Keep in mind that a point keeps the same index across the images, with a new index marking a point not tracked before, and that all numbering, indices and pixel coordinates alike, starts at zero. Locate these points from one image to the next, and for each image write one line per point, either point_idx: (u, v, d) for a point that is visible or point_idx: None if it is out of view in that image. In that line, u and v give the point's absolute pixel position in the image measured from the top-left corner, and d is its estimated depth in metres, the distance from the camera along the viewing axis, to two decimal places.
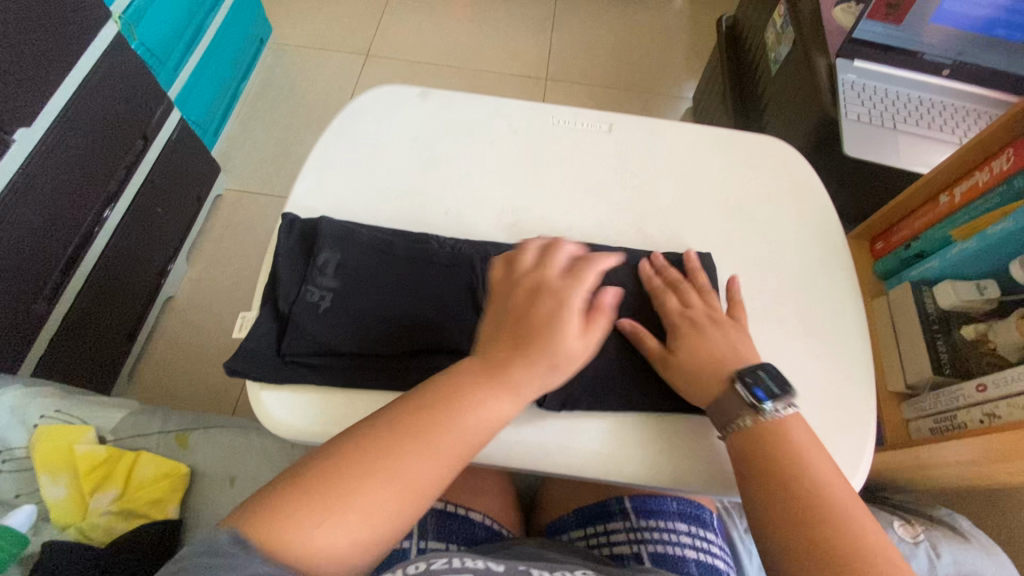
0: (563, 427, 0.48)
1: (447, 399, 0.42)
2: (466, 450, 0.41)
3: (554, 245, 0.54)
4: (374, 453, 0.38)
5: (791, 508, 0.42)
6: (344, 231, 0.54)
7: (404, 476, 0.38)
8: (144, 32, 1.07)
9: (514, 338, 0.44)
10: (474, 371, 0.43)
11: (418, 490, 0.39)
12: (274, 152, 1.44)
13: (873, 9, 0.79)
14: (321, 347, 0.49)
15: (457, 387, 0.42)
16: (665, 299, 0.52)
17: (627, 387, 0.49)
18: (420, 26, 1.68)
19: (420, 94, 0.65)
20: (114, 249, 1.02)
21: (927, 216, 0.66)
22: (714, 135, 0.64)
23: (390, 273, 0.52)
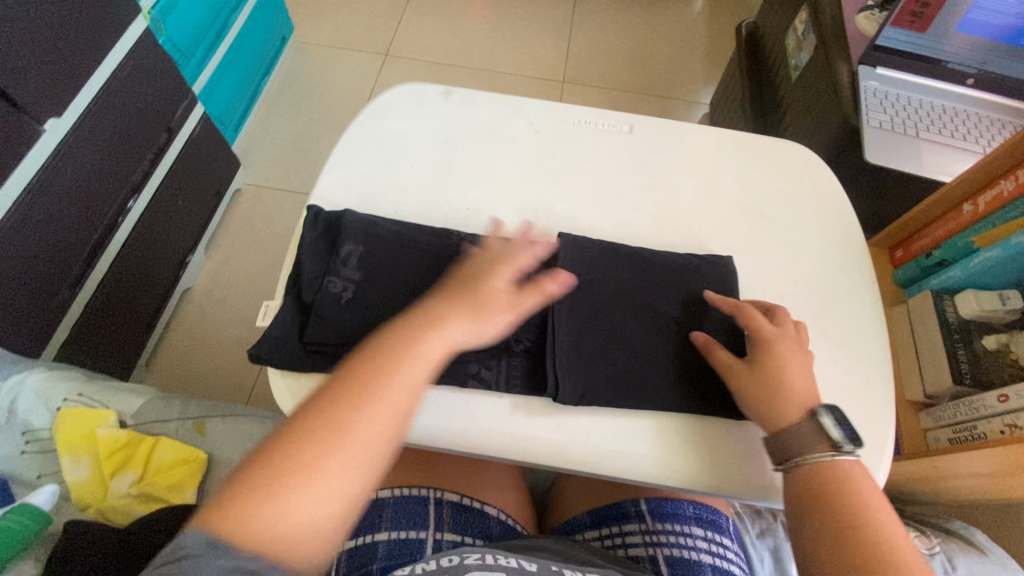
0: (579, 424, 0.49)
1: (386, 356, 0.40)
2: (412, 402, 0.39)
3: (577, 241, 0.54)
4: (327, 417, 0.36)
5: (823, 519, 0.41)
6: (367, 224, 0.54)
7: (355, 429, 0.36)
8: (171, 27, 1.09)
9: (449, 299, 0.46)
10: (406, 324, 0.43)
11: (382, 442, 0.37)
12: (292, 148, 1.46)
13: (897, 17, 0.79)
14: (344, 336, 0.49)
15: (390, 343, 0.41)
16: (753, 312, 0.50)
17: (649, 386, 0.49)
18: (439, 27, 1.69)
19: (443, 92, 0.65)
20: (136, 239, 1.04)
21: (949, 224, 0.65)
22: (735, 138, 0.64)
23: (411, 266, 0.53)
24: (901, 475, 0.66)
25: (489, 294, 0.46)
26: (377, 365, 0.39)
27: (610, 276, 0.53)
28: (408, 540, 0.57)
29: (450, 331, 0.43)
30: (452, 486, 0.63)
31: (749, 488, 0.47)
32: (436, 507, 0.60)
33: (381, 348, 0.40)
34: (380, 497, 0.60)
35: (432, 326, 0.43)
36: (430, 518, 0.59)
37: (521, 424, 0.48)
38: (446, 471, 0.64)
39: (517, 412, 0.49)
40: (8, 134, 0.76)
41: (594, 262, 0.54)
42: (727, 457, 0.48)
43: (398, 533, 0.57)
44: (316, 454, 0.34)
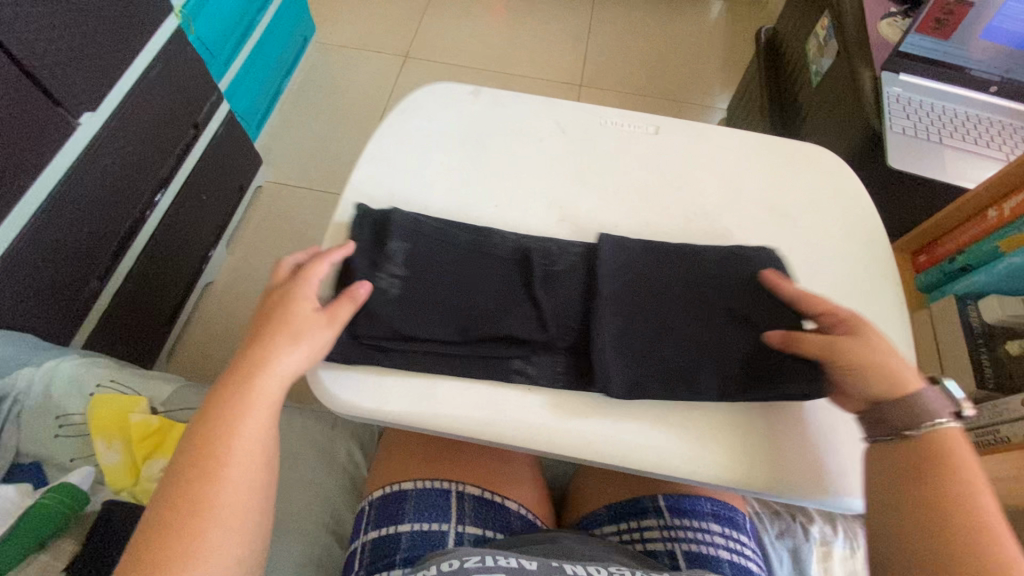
0: (606, 418, 0.49)
1: (228, 406, 0.42)
2: (263, 438, 0.43)
3: (619, 240, 0.55)
4: (188, 477, 0.39)
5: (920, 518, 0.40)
6: (415, 222, 0.55)
7: (224, 479, 0.40)
8: (201, 26, 1.11)
9: (255, 338, 0.47)
10: (232, 375, 0.44)
11: (254, 479, 0.41)
12: (313, 146, 1.48)
13: (921, 24, 0.79)
14: (393, 330, 0.50)
15: (228, 391, 0.43)
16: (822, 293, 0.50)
17: (702, 376, 0.49)
18: (458, 30, 1.71)
19: (472, 91, 0.67)
20: (161, 233, 1.06)
21: (974, 230, 0.65)
22: (760, 141, 0.65)
23: (456, 264, 0.54)
24: None
25: (298, 320, 0.47)
26: (218, 417, 0.42)
27: (637, 273, 0.54)
28: (430, 532, 0.56)
29: (278, 366, 0.45)
30: (475, 479, 0.62)
31: (777, 484, 0.47)
32: (457, 499, 0.60)
33: (224, 400, 0.43)
34: (402, 489, 0.60)
35: (248, 369, 0.44)
36: (451, 510, 0.59)
37: (551, 416, 0.49)
38: (468, 459, 0.64)
39: (542, 404, 0.50)
40: (46, 126, 0.78)
41: (621, 259, 0.54)
42: (755, 452, 0.48)
43: (421, 525, 0.57)
44: (195, 508, 0.38)
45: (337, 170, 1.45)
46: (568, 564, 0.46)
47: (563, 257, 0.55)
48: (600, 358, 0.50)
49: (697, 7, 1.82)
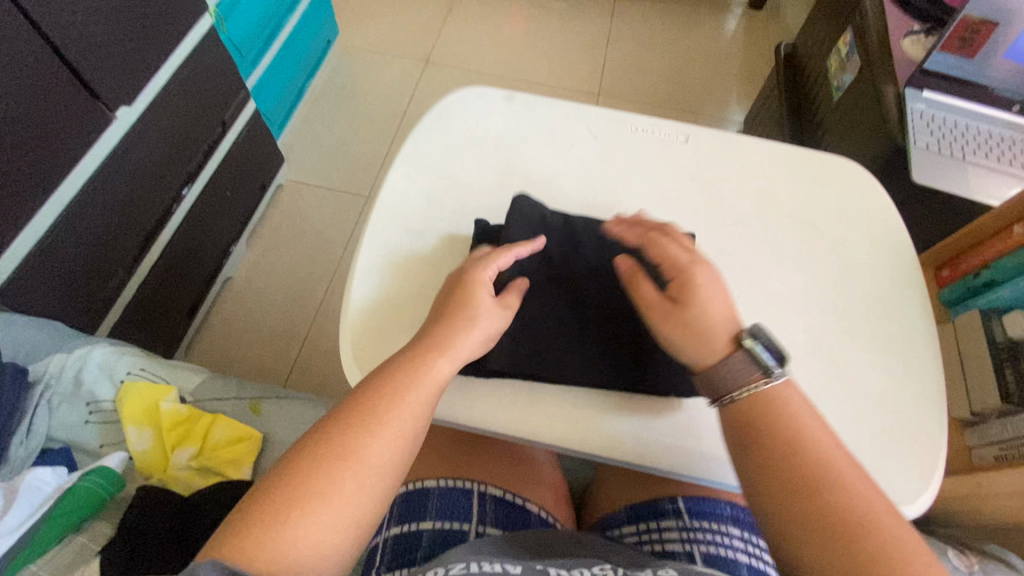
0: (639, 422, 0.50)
1: (403, 372, 0.44)
2: (415, 422, 0.43)
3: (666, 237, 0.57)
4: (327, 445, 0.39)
5: None
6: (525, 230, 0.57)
7: (356, 458, 0.39)
8: (232, 25, 1.13)
9: (442, 313, 0.48)
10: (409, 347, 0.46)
11: (395, 456, 0.41)
12: (334, 147, 1.50)
13: (946, 42, 0.81)
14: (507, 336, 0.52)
15: (392, 372, 0.44)
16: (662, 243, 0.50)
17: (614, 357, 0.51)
18: (479, 37, 1.74)
19: (505, 96, 0.68)
20: (186, 227, 1.08)
21: (997, 246, 0.65)
22: (789, 151, 0.65)
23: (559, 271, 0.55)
24: (944, 492, 0.67)
25: (480, 304, 0.48)
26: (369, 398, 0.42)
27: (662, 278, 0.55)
28: (450, 530, 0.56)
29: (460, 345, 0.46)
30: (497, 480, 0.62)
31: None
32: (479, 499, 0.60)
33: (381, 378, 0.43)
34: (425, 486, 0.60)
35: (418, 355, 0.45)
36: (472, 509, 0.59)
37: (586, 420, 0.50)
38: (491, 461, 0.64)
39: (566, 403, 0.51)
40: (85, 118, 0.80)
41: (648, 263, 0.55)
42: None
43: (443, 523, 0.57)
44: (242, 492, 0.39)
45: (357, 171, 1.46)
46: (552, 566, 0.45)
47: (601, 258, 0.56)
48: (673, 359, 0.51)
49: (716, 21, 1.84)
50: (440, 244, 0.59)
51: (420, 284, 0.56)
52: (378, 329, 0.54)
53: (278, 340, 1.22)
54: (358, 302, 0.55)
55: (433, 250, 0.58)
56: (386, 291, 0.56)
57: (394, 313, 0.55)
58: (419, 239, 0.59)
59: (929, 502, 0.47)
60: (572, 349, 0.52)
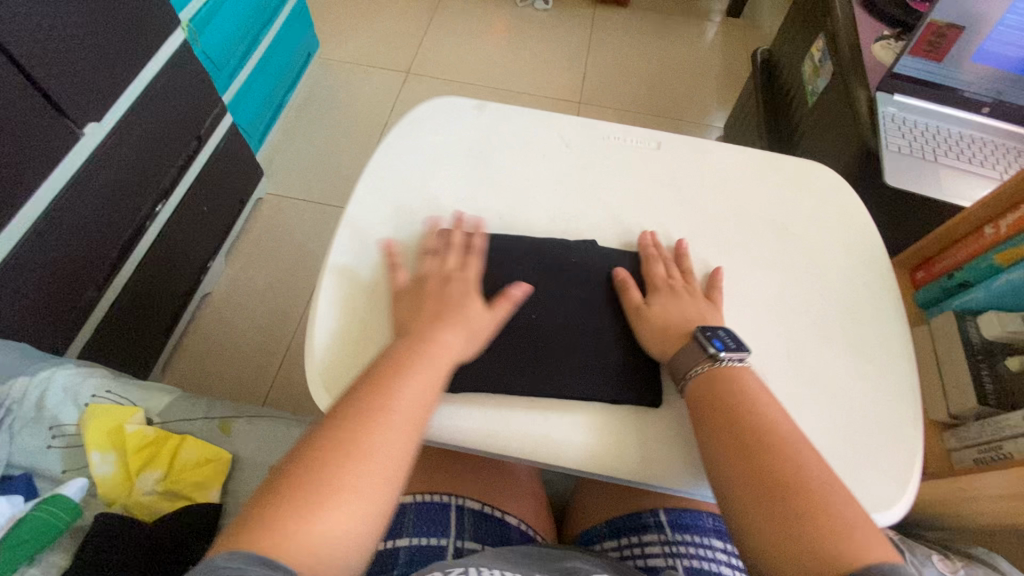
0: (598, 430, 0.49)
1: (390, 381, 0.45)
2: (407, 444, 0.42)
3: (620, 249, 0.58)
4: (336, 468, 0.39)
5: None
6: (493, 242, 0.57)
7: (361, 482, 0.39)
8: (207, 39, 1.13)
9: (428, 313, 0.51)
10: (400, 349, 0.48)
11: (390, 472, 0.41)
12: (314, 160, 1.49)
13: (915, 46, 0.81)
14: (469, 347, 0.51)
15: (387, 369, 0.46)
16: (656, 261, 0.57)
17: (574, 364, 0.51)
18: (459, 48, 1.74)
19: (476, 106, 0.67)
20: (161, 243, 1.06)
21: (971, 247, 0.65)
22: (761, 156, 0.66)
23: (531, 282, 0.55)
24: (926, 495, 0.66)
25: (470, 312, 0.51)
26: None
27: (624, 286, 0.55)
28: (426, 546, 0.55)
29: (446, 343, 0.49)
30: (474, 494, 0.61)
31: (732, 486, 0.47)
32: (456, 514, 0.58)
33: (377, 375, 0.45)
34: (401, 502, 0.59)
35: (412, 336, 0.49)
36: (450, 525, 0.57)
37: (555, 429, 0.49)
38: (469, 475, 0.62)
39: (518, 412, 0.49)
40: (51, 135, 0.79)
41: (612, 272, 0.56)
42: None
43: (419, 539, 0.55)
44: None
45: (338, 183, 1.46)
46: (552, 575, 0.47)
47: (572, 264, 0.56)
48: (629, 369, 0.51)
49: (695, 29, 1.86)
50: (410, 256, 0.58)
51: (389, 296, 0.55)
52: (346, 342, 0.53)
53: (258, 357, 1.20)
54: (325, 316, 0.54)
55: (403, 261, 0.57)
56: (355, 304, 0.55)
57: (361, 326, 0.54)
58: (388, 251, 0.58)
59: (905, 510, 0.47)
60: (541, 359, 0.51)
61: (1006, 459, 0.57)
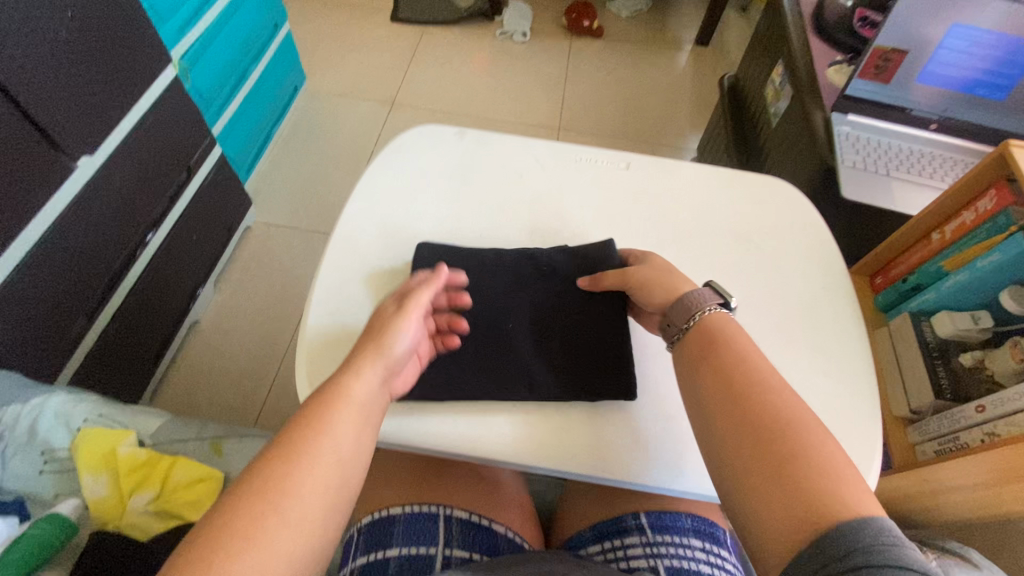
0: (560, 427, 0.52)
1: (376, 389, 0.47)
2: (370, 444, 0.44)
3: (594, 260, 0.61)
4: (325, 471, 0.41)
5: None
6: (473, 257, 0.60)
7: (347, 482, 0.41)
8: (197, 75, 1.17)
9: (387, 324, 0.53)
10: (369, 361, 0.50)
11: None
12: (302, 188, 1.53)
13: (863, 69, 0.88)
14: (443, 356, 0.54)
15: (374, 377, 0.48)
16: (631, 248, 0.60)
17: (539, 366, 0.54)
18: (442, 79, 1.81)
19: (456, 132, 0.72)
20: (151, 271, 1.08)
21: (921, 252, 0.70)
22: (723, 172, 0.70)
23: (511, 295, 0.58)
24: (897, 490, 0.69)
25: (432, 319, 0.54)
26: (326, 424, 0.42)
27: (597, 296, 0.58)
28: (416, 556, 0.56)
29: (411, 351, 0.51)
30: (462, 503, 0.63)
31: (693, 477, 0.50)
32: (445, 523, 0.60)
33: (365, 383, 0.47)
34: (391, 513, 0.60)
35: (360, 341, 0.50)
36: (438, 534, 0.59)
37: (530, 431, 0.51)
38: (457, 485, 0.64)
39: (490, 413, 0.52)
40: (45, 169, 0.81)
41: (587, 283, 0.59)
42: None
43: (409, 548, 0.57)
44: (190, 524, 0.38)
45: (326, 210, 1.49)
46: None
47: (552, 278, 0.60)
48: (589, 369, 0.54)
49: (666, 57, 1.95)
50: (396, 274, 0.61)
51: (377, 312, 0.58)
52: (336, 358, 0.55)
53: (247, 382, 1.21)
54: (315, 335, 0.56)
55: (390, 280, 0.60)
56: (345, 321, 0.57)
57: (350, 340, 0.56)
58: (375, 270, 0.61)
59: None
60: (514, 366, 0.54)
61: (964, 449, 0.60)
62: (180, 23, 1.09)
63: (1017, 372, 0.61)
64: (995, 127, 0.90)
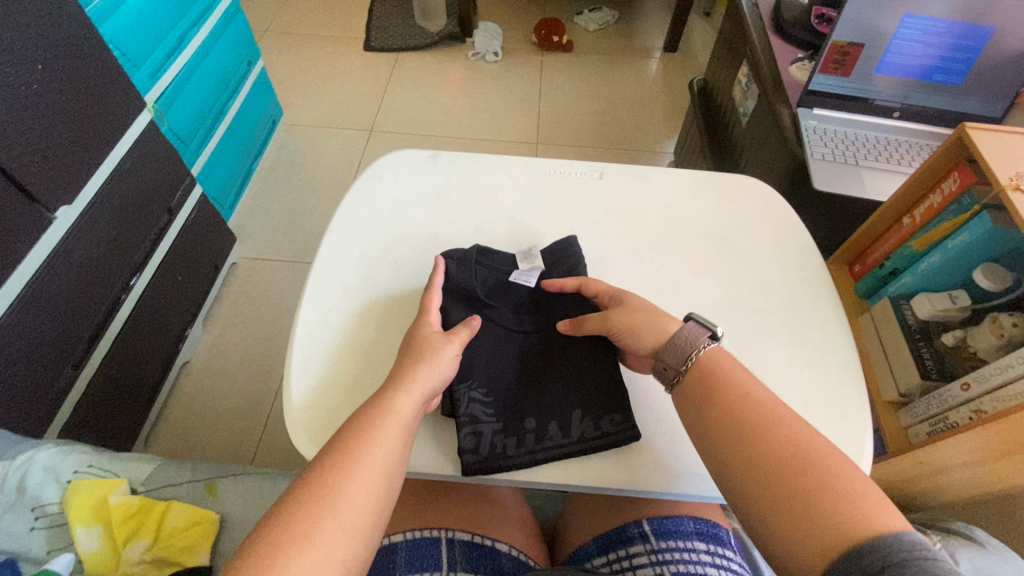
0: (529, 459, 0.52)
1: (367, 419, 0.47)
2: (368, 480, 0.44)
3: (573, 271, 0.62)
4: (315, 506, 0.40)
5: None
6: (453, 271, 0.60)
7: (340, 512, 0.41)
8: (173, 118, 1.18)
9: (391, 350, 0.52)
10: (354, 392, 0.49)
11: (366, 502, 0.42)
12: (286, 221, 1.53)
13: (823, 64, 0.91)
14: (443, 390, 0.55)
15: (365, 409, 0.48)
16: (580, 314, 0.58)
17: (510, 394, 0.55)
18: (418, 103, 1.83)
19: (430, 155, 0.73)
20: (137, 315, 1.07)
21: (895, 238, 0.72)
22: (696, 175, 0.72)
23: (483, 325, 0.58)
24: (896, 473, 0.69)
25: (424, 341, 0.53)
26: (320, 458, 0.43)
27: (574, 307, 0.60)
28: None
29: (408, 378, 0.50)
30: (463, 525, 0.62)
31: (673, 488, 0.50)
32: (448, 547, 0.59)
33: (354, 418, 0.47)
34: (392, 542, 0.59)
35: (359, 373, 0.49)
36: (442, 559, 0.58)
37: (505, 464, 0.51)
38: (456, 508, 0.63)
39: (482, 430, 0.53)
40: (23, 221, 0.81)
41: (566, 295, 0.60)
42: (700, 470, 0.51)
43: None
44: None
45: (312, 241, 1.49)
46: None
47: (530, 292, 0.61)
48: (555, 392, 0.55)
49: (638, 66, 1.99)
50: (380, 300, 0.61)
51: (364, 340, 0.58)
52: (325, 388, 0.55)
53: (242, 419, 1.20)
54: (303, 368, 0.56)
55: (375, 307, 0.61)
56: (330, 351, 0.57)
57: (340, 369, 0.56)
58: (359, 298, 0.61)
59: None
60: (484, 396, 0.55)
61: (951, 427, 0.61)
62: (153, 69, 1.11)
63: (1000, 347, 0.62)
64: (956, 110, 0.93)
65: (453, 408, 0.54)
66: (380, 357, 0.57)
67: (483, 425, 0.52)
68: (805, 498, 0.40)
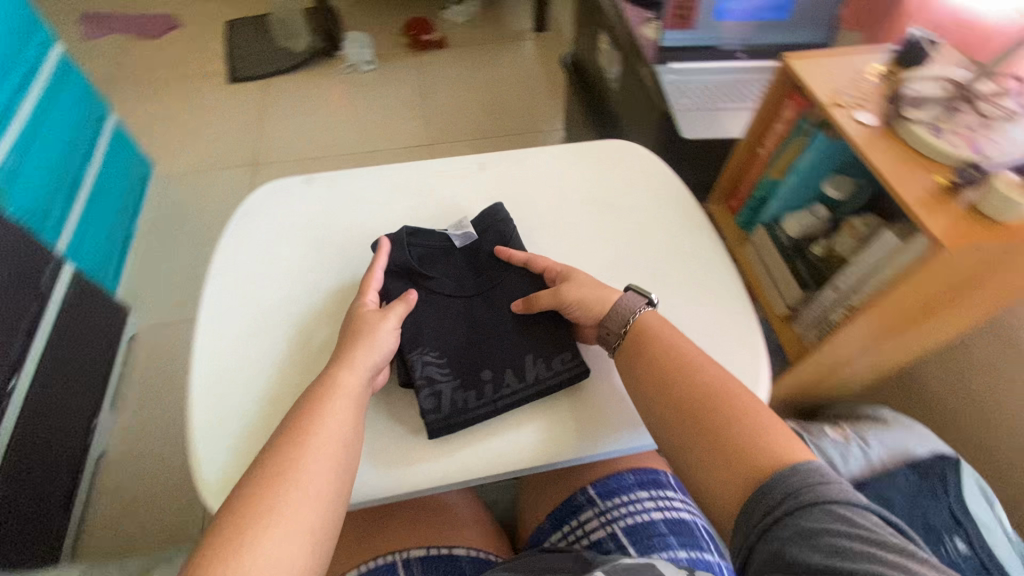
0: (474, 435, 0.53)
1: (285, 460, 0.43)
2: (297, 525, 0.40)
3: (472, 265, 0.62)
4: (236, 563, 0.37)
5: None
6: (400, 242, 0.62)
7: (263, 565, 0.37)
8: (18, 196, 1.07)
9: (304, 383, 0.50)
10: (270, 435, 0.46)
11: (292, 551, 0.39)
12: (182, 277, 1.43)
13: (667, 21, 0.97)
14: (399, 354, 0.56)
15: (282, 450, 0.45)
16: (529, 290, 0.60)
17: (469, 354, 0.57)
18: (300, 127, 1.76)
19: (304, 180, 0.70)
20: (27, 418, 0.97)
21: (758, 168, 0.78)
22: (570, 147, 0.74)
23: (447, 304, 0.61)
24: (803, 378, 0.76)
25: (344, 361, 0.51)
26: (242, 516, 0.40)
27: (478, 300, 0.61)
28: None
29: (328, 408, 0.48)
30: (419, 541, 0.61)
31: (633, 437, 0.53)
32: (405, 568, 0.58)
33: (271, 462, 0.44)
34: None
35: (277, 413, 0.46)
36: None
37: (467, 415, 0.53)
38: (410, 524, 0.63)
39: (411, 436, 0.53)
40: None
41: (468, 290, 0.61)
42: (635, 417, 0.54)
43: None
44: None
45: None
46: None
47: (468, 258, 0.64)
48: (517, 344, 0.58)
49: (512, 49, 2.02)
50: (279, 343, 0.58)
51: (265, 387, 0.56)
52: (230, 447, 0.52)
53: (179, 495, 1.12)
54: (202, 432, 0.53)
55: (273, 353, 0.58)
56: (231, 406, 0.55)
57: (243, 422, 0.54)
58: (252, 344, 0.58)
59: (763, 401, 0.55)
60: (442, 355, 0.57)
61: (832, 327, 0.68)
62: None
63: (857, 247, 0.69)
64: (791, 43, 1.01)
65: (408, 373, 0.55)
66: (285, 400, 0.55)
67: (441, 385, 0.54)
68: (733, 443, 0.45)
